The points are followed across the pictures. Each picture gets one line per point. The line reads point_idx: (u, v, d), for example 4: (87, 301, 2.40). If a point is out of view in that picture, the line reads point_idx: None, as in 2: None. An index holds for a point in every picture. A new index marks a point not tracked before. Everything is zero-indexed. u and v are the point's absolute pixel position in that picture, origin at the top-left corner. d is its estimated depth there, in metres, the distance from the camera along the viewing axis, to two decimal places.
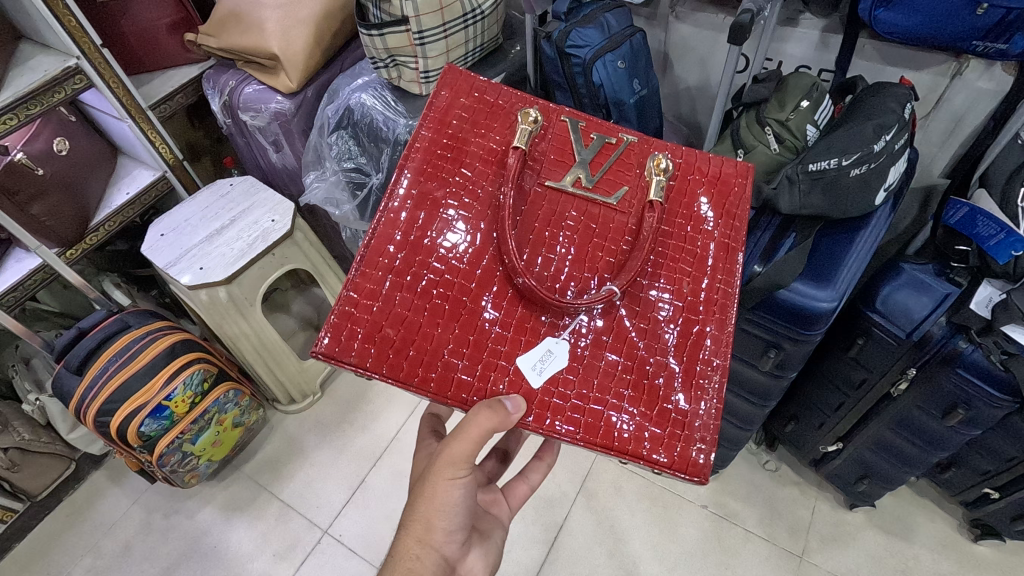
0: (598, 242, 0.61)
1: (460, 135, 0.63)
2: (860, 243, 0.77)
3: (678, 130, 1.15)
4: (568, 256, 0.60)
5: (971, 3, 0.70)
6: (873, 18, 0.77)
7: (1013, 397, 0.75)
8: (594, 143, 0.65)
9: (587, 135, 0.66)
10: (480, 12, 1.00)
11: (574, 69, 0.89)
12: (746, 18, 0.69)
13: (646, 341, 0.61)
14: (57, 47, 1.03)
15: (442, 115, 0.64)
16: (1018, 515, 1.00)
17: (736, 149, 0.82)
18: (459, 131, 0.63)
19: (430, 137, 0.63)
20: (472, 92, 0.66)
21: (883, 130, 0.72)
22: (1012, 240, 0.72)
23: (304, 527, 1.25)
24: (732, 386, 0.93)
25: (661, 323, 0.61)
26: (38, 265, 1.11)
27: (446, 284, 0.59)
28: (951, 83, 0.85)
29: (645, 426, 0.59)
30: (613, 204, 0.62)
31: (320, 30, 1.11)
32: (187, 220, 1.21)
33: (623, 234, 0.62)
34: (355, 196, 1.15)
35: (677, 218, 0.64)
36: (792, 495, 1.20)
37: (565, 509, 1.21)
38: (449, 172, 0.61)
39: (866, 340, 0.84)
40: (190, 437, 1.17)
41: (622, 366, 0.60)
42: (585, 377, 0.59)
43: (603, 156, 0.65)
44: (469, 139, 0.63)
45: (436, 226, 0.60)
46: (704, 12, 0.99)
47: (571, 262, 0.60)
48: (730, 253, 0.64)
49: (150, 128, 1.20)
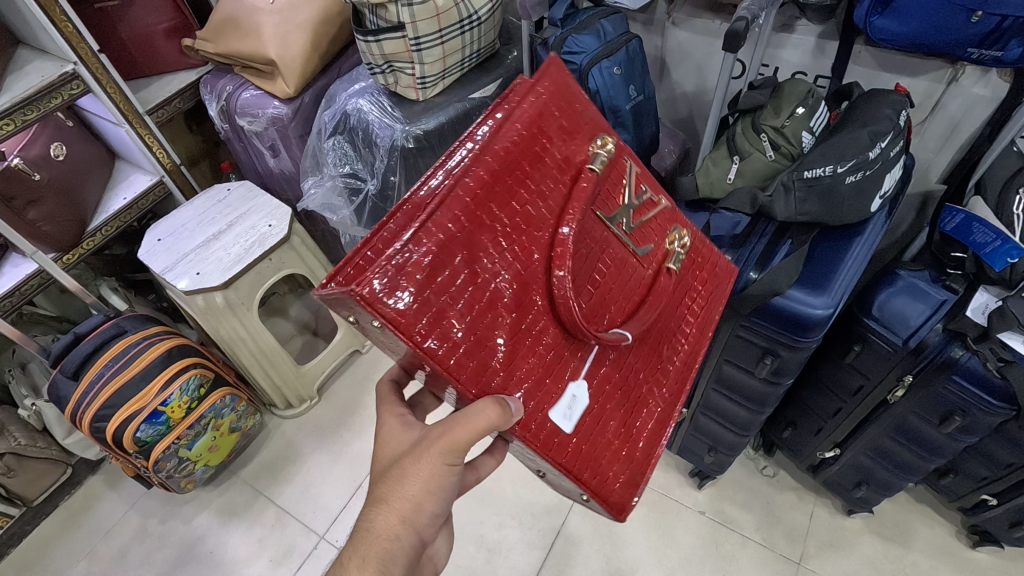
0: (621, 284, 0.60)
1: (545, 129, 0.58)
2: (856, 249, 0.77)
3: (674, 136, 1.15)
4: (598, 289, 0.58)
5: (965, 11, 0.70)
6: (868, 25, 0.78)
7: (1009, 405, 0.75)
8: (642, 194, 0.65)
9: (639, 183, 0.66)
10: (476, 18, 1.00)
11: (570, 75, 0.89)
12: (741, 25, 0.69)
13: (623, 394, 0.62)
14: (54, 52, 1.03)
15: (537, 105, 0.58)
16: (1016, 521, 1.00)
17: (731, 156, 0.81)
18: (546, 125, 0.58)
19: (521, 119, 0.56)
20: (564, 95, 0.62)
21: (878, 137, 0.72)
22: (1008, 247, 0.73)
23: (301, 532, 1.25)
24: (727, 393, 0.93)
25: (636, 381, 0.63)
26: (34, 270, 1.10)
27: (505, 275, 0.51)
28: (946, 89, 0.85)
29: (601, 473, 0.59)
30: (639, 255, 0.62)
31: (318, 36, 1.11)
32: (184, 225, 1.21)
33: (640, 285, 0.62)
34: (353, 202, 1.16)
35: (680, 297, 0.69)
36: (790, 501, 1.20)
37: (563, 514, 1.21)
38: (531, 163, 0.55)
39: (863, 347, 0.84)
40: (186, 442, 1.17)
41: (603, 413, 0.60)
42: (586, 418, 0.58)
43: (643, 209, 0.65)
44: (552, 138, 0.58)
45: (507, 211, 0.52)
46: (700, 18, 0.99)
47: (600, 295, 0.58)
48: (702, 334, 0.71)
49: (148, 133, 1.20)
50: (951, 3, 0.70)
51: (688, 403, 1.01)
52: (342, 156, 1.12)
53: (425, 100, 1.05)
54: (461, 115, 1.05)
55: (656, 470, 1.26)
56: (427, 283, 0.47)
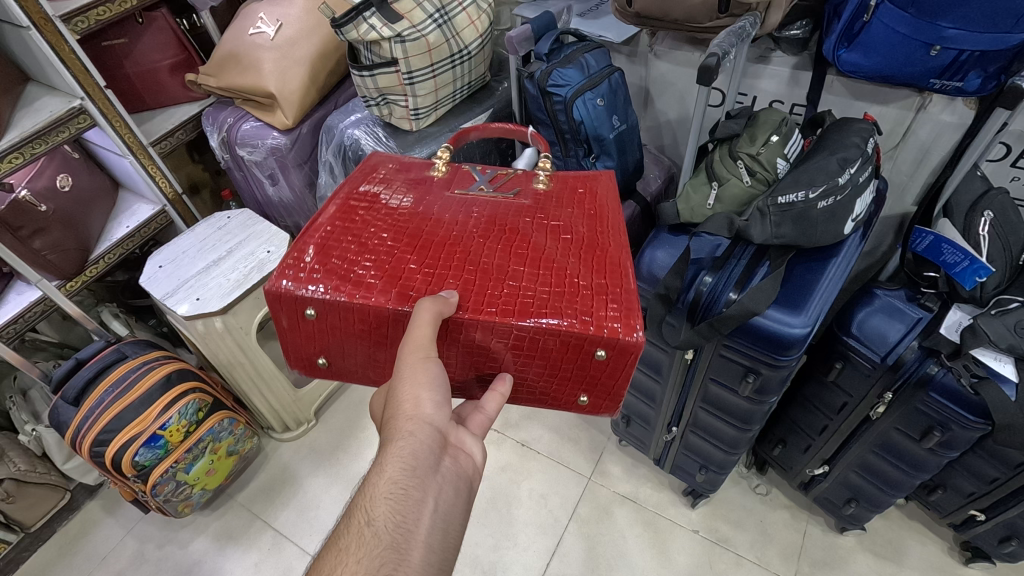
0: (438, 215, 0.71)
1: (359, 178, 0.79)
2: (832, 270, 0.80)
3: (660, 161, 1.20)
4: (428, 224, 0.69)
5: (925, 45, 0.74)
6: (836, 58, 0.82)
7: (985, 420, 0.76)
8: (489, 172, 0.79)
9: (492, 173, 0.79)
10: (467, 53, 1.04)
11: (556, 107, 0.94)
12: (713, 60, 0.72)
13: (593, 276, 0.63)
14: (63, 89, 1.08)
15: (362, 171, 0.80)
16: (1006, 537, 1.01)
17: (710, 182, 0.85)
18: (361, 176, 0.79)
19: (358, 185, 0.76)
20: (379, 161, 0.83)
21: (846, 164, 0.76)
22: (976, 267, 0.76)
23: (296, 555, 1.25)
24: (712, 410, 0.95)
25: (584, 263, 0.65)
26: (38, 297, 1.13)
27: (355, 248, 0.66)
28: (916, 116, 0.89)
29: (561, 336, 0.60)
30: (447, 201, 0.73)
31: (316, 71, 1.16)
32: (185, 252, 1.24)
33: (476, 211, 0.72)
34: None
35: (567, 193, 0.76)
36: (782, 518, 1.21)
37: (558, 535, 1.22)
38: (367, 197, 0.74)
39: (844, 364, 0.86)
40: (184, 465, 1.18)
41: (552, 287, 0.62)
42: (535, 289, 0.61)
43: (502, 176, 0.79)
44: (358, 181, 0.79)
45: (353, 220, 0.70)
46: (681, 50, 1.04)
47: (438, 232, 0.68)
48: (611, 205, 0.75)
49: (151, 164, 1.23)
50: (913, 38, 0.74)
51: (678, 421, 1.04)
52: None
53: (418, 131, 1.09)
54: None
55: (650, 489, 1.28)
56: (323, 268, 0.64)
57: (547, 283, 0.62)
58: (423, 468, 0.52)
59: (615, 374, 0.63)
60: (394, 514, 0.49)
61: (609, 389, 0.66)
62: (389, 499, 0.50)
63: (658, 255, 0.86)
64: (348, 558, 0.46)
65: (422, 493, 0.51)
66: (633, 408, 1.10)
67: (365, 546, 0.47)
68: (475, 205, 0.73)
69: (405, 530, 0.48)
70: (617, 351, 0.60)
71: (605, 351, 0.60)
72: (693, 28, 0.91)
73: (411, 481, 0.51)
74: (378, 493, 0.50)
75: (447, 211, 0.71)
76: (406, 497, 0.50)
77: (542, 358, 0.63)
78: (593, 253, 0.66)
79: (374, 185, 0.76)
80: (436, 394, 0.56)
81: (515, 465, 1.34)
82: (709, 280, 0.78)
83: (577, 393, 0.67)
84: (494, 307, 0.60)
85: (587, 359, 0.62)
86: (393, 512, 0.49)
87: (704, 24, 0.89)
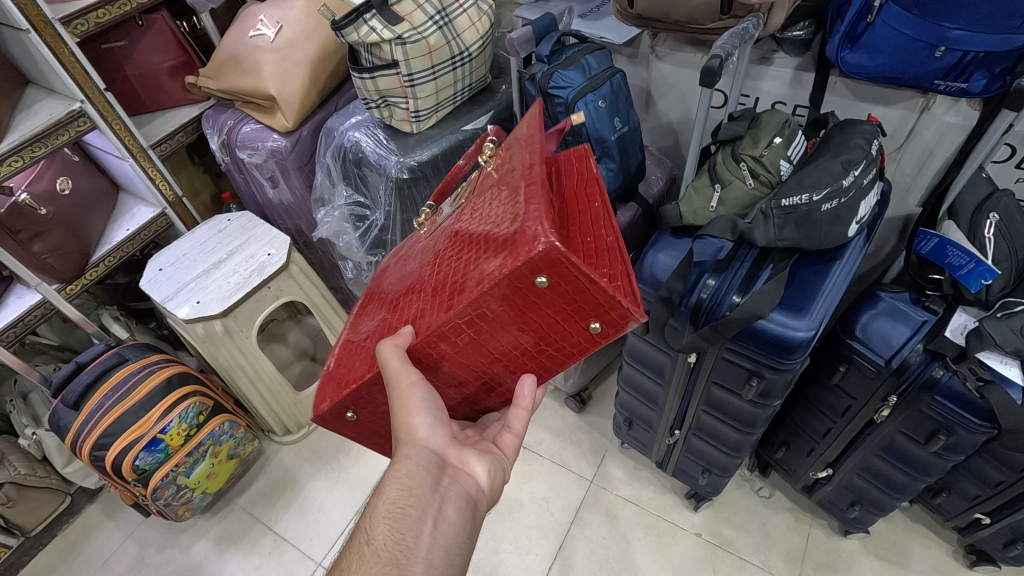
0: (413, 266, 0.69)
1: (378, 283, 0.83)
2: (836, 272, 0.80)
3: (662, 163, 1.20)
4: (405, 279, 0.68)
5: (930, 46, 0.74)
6: (840, 59, 0.82)
7: (990, 423, 0.75)
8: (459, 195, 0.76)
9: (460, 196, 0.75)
10: (468, 55, 1.04)
11: (558, 109, 0.93)
12: (715, 62, 0.71)
13: (504, 215, 0.52)
14: (62, 92, 1.07)
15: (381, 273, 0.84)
16: (1011, 540, 1.00)
17: (713, 184, 0.84)
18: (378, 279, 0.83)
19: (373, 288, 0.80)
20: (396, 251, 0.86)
21: (850, 166, 0.75)
22: (982, 269, 0.76)
23: (297, 559, 1.24)
24: (717, 414, 0.94)
25: (497, 210, 0.54)
26: (38, 300, 1.13)
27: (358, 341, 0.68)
28: (920, 117, 0.88)
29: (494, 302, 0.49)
30: (422, 248, 0.71)
31: (316, 72, 1.16)
32: (185, 255, 1.23)
33: (437, 239, 0.68)
34: (358, 228, 1.21)
35: (503, 157, 0.67)
36: (786, 522, 1.20)
37: (560, 538, 1.21)
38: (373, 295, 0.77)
39: (848, 367, 0.86)
40: (185, 470, 1.17)
41: (472, 262, 0.52)
42: (460, 278, 0.53)
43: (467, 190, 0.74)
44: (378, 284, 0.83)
45: (361, 321, 0.73)
46: (682, 52, 1.04)
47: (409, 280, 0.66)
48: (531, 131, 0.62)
49: (151, 166, 1.23)
50: (917, 39, 0.74)
51: (681, 425, 1.03)
52: (351, 186, 1.17)
53: (419, 133, 1.09)
54: (454, 147, 1.09)
55: (652, 492, 1.27)
56: (337, 376, 0.67)
57: (468, 261, 0.53)
58: (423, 488, 0.57)
59: (584, 284, 0.46)
60: (393, 532, 0.55)
61: (603, 302, 0.47)
62: (388, 519, 0.56)
63: (660, 258, 0.85)
64: (351, 573, 0.53)
65: (423, 513, 0.56)
66: (635, 411, 1.10)
67: (365, 563, 0.53)
68: (439, 235, 0.69)
69: (404, 548, 0.54)
70: (547, 264, 0.45)
71: (541, 276, 0.46)
72: (695, 29, 0.90)
73: (409, 501, 0.56)
74: (380, 513, 0.56)
75: (419, 258, 0.69)
76: (405, 516, 0.56)
77: (511, 320, 0.51)
78: (506, 192, 0.55)
79: (381, 279, 0.79)
80: (426, 418, 0.57)
81: (517, 468, 1.33)
82: (712, 283, 0.78)
83: (583, 326, 0.50)
84: (431, 326, 0.53)
85: (539, 294, 0.48)
86: (392, 530, 0.55)
87: (707, 26, 0.88)
